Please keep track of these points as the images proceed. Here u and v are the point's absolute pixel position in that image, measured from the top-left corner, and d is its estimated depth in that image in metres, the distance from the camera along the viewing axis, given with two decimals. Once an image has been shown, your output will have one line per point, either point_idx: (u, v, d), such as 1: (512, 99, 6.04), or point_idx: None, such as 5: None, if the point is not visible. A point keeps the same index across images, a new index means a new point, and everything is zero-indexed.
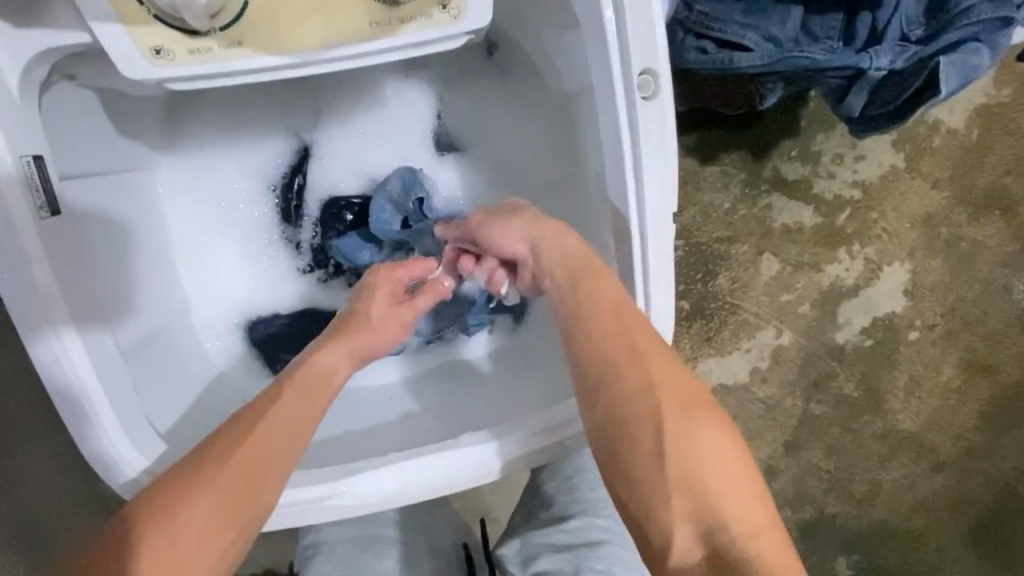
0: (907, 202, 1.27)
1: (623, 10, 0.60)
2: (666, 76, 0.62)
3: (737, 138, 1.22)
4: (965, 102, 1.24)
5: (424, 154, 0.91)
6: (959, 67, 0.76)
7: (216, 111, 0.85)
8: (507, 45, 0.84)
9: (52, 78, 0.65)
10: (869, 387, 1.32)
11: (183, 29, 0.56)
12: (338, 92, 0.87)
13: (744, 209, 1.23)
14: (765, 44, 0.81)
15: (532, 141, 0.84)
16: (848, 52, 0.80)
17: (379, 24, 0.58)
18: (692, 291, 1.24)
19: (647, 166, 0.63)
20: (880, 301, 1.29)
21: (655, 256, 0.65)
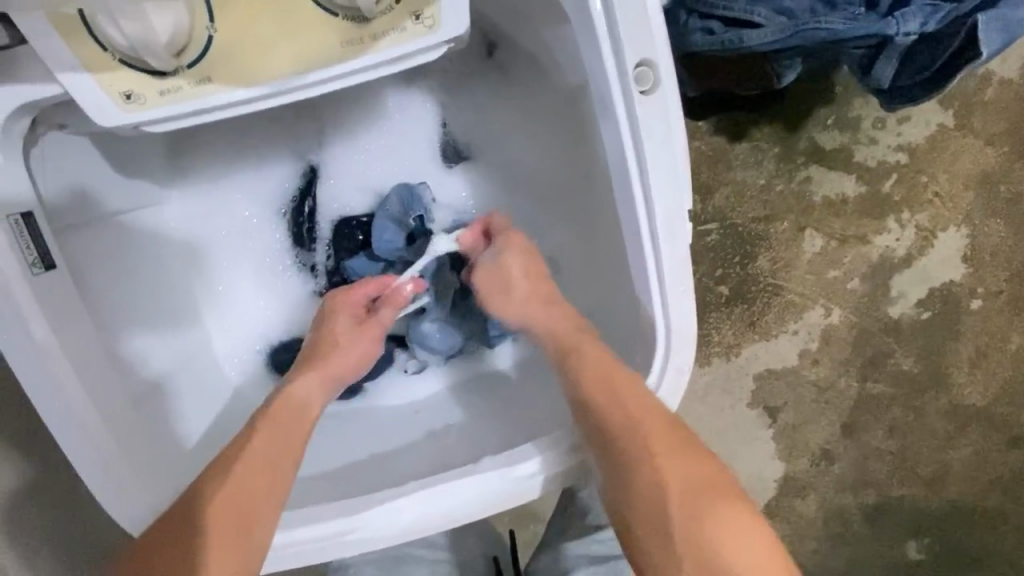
0: (960, 162, 1.18)
1: (613, 5, 0.58)
2: (665, 65, 0.59)
3: (768, 113, 1.15)
4: (1018, 48, 1.15)
5: (431, 166, 0.90)
6: (1000, 24, 0.70)
7: (220, 140, 0.85)
8: (507, 46, 0.81)
9: (41, 129, 0.64)
10: (930, 361, 1.25)
11: (150, 71, 0.54)
12: (347, 110, 0.87)
13: (781, 186, 1.16)
14: (778, 19, 0.75)
15: (540, 147, 0.82)
16: (872, 19, 0.73)
17: (350, 44, 0.56)
18: (730, 276, 1.18)
19: (652, 164, 0.61)
20: (936, 270, 1.21)
21: (669, 257, 0.62)
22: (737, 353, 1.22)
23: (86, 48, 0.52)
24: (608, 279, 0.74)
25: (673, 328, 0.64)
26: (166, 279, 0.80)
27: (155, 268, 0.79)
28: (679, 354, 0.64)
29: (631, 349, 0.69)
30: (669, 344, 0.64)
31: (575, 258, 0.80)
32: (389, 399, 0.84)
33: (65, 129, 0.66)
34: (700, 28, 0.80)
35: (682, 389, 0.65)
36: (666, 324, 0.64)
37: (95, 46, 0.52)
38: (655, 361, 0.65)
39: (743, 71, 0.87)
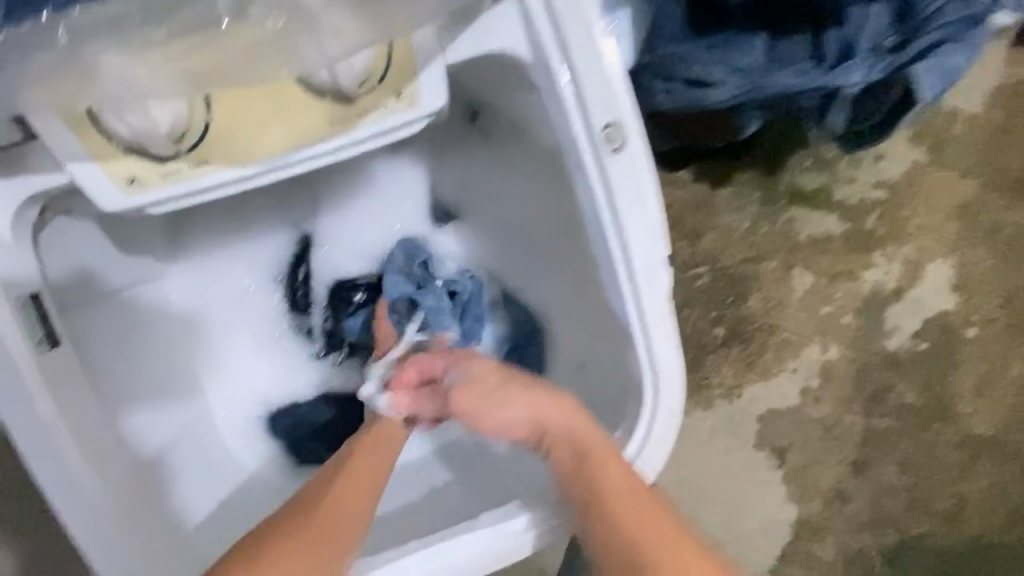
0: (937, 195, 1.21)
1: (580, 73, 0.62)
2: (634, 125, 0.63)
3: (748, 157, 1.17)
4: (978, 85, 1.20)
5: (422, 226, 0.93)
6: (937, 70, 0.75)
7: (216, 215, 0.87)
8: (489, 112, 0.83)
9: (46, 215, 0.67)
10: (933, 393, 1.27)
11: (151, 157, 0.57)
12: (335, 178, 0.90)
13: (767, 228, 1.18)
14: (738, 80, 0.76)
15: (525, 204, 0.84)
16: (819, 72, 0.74)
17: (336, 122, 0.60)
18: (725, 316, 1.19)
19: (629, 216, 0.64)
20: (929, 301, 1.23)
21: (649, 303, 0.65)
22: (739, 394, 1.22)
23: (93, 140, 0.55)
24: (598, 329, 0.75)
25: (659, 368, 0.66)
26: (167, 352, 0.81)
27: (157, 340, 0.81)
28: (668, 395, 0.66)
29: (622, 395, 0.71)
30: (657, 388, 0.67)
31: (567, 308, 0.81)
32: None
33: (71, 214, 0.70)
34: (663, 89, 0.80)
35: (674, 428, 0.68)
36: (653, 367, 0.67)
37: (100, 138, 0.55)
38: (648, 406, 0.67)
39: (715, 125, 0.91)
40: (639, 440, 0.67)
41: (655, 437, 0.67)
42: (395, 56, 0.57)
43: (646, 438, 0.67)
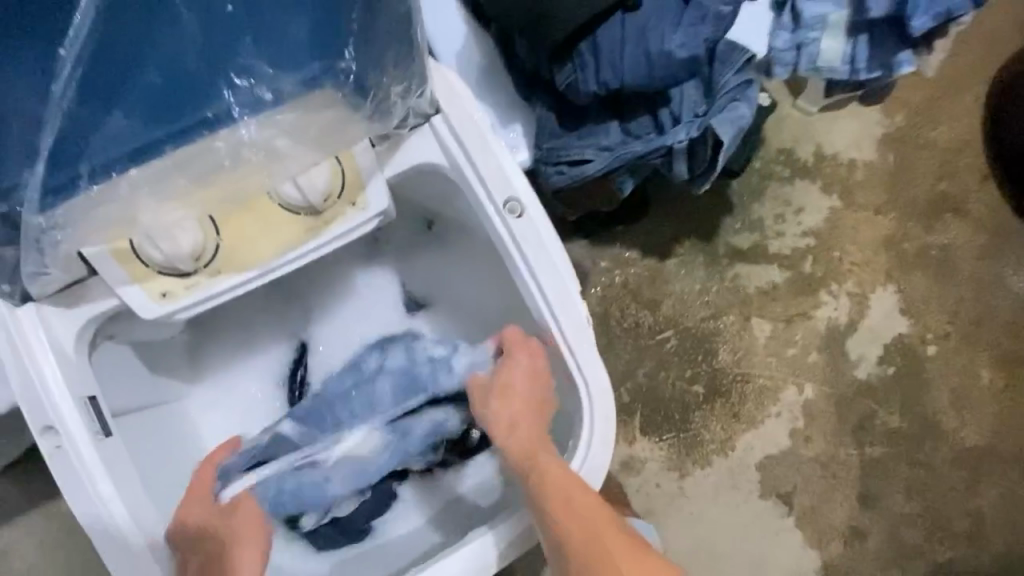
0: (861, 233, 1.34)
1: (476, 163, 0.75)
2: (526, 195, 0.74)
3: (684, 229, 1.29)
4: (868, 136, 1.35)
5: (398, 320, 1.00)
6: (729, 119, 0.82)
7: (225, 334, 0.98)
8: (441, 221, 0.93)
9: (97, 338, 0.77)
10: (915, 414, 1.33)
11: (177, 273, 0.68)
12: (314, 290, 1.00)
13: (717, 287, 1.29)
14: (609, 155, 0.84)
15: (479, 287, 0.93)
16: (657, 136, 0.82)
17: (310, 228, 0.70)
18: (700, 373, 1.28)
19: (536, 260, 0.75)
20: (884, 328, 1.33)
21: (570, 327, 0.75)
22: (733, 446, 1.27)
23: (133, 265, 0.67)
24: (554, 372, 0.83)
25: (591, 387, 0.75)
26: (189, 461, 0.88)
27: (183, 446, 0.88)
28: (602, 407, 0.75)
29: (576, 421, 0.79)
30: (591, 401, 0.75)
31: None
32: (387, 532, 0.89)
33: (115, 338, 0.80)
34: (554, 166, 0.85)
35: (611, 436, 0.76)
36: (586, 385, 0.75)
37: (140, 263, 0.67)
38: (592, 423, 0.75)
39: (601, 192, 0.93)
40: (584, 443, 0.76)
41: (599, 438, 0.75)
42: (346, 168, 0.70)
43: (592, 440, 0.75)
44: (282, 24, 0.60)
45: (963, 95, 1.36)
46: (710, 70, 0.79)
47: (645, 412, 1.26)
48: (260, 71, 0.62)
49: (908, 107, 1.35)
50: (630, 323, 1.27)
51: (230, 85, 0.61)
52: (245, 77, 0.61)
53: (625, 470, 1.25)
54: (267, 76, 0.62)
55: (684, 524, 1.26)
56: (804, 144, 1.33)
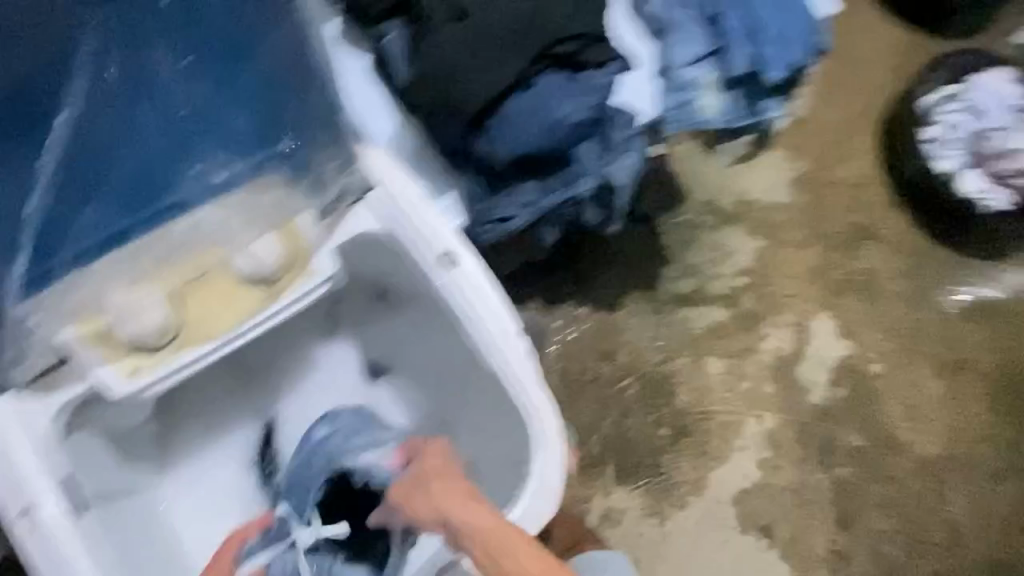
0: (791, 267, 1.45)
1: (408, 222, 0.83)
2: (461, 247, 0.82)
3: (628, 281, 1.38)
4: (781, 179, 1.48)
5: (360, 388, 1.03)
6: (623, 166, 0.89)
7: (194, 415, 0.99)
8: (391, 286, 0.93)
9: (72, 420, 0.83)
10: (873, 430, 1.39)
11: (151, 350, 0.81)
12: (277, 372, 1.02)
13: (667, 332, 1.37)
14: (532, 210, 0.90)
15: (429, 349, 0.95)
16: (564, 188, 0.90)
17: (268, 298, 0.83)
18: (663, 417, 1.33)
19: (471, 299, 0.81)
20: (829, 352, 1.41)
21: (508, 360, 0.81)
22: (706, 485, 1.31)
23: None
24: (500, 412, 0.86)
25: (531, 405, 0.80)
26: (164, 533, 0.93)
27: (162, 520, 0.94)
28: (543, 423, 0.80)
29: (522, 446, 0.84)
30: (534, 421, 0.81)
31: (479, 418, 0.90)
32: None
33: (88, 428, 0.86)
34: (485, 225, 0.92)
35: (561, 452, 0.81)
36: (533, 411, 0.81)
37: None
38: (546, 445, 0.80)
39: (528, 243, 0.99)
40: (535, 460, 0.81)
41: (548, 449, 0.80)
42: (296, 239, 0.85)
43: (539, 449, 0.81)
44: (230, 122, 0.81)
45: (856, 137, 1.53)
46: (605, 131, 0.87)
47: (617, 460, 1.30)
48: (208, 157, 0.82)
49: (810, 152, 1.51)
50: (591, 375, 1.33)
51: (192, 177, 0.82)
52: (195, 161, 0.82)
53: (603, 521, 1.28)
54: (215, 162, 0.83)
55: (670, 569, 1.28)
56: (726, 195, 1.45)
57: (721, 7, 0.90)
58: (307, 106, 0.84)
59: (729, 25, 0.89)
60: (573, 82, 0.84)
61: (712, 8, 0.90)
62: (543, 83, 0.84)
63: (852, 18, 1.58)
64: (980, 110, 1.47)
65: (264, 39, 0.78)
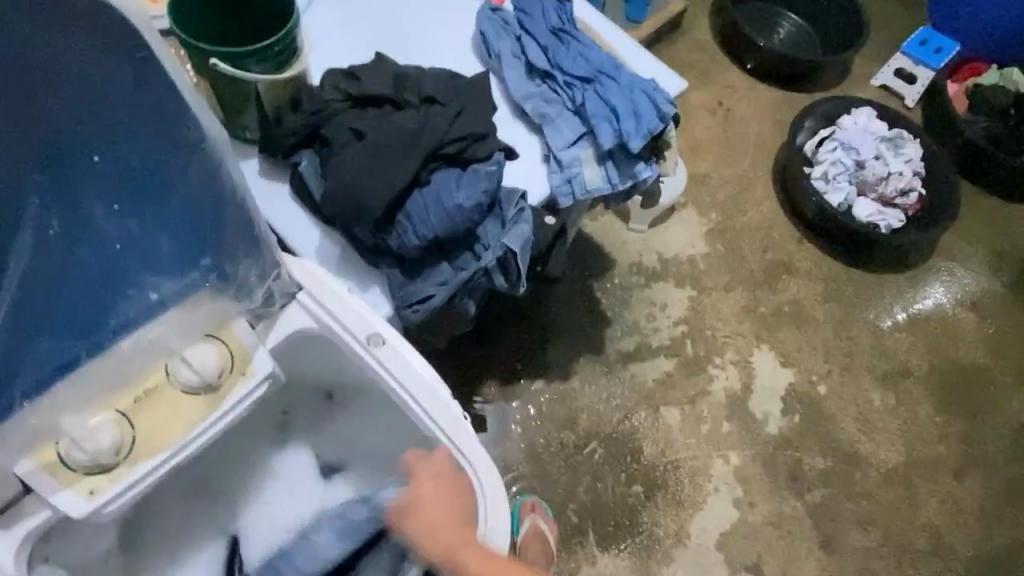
0: (723, 309, 1.55)
1: (327, 309, 0.81)
2: (386, 327, 0.81)
3: (576, 349, 1.45)
4: (696, 233, 1.62)
5: (318, 489, 1.02)
6: (515, 235, 0.83)
7: (163, 536, 0.97)
8: (338, 389, 0.98)
9: (33, 561, 0.77)
10: (835, 450, 1.44)
11: (100, 470, 0.71)
12: (233, 480, 1.00)
13: (621, 390, 1.43)
14: (449, 287, 0.83)
15: (381, 436, 0.97)
16: (466, 262, 0.85)
17: (210, 404, 0.74)
18: (634, 474, 1.36)
19: (401, 375, 0.80)
20: (776, 383, 1.49)
21: (445, 424, 0.80)
22: (688, 534, 1.34)
23: (60, 471, 0.70)
24: None
25: (475, 463, 0.80)
26: None
27: None
28: (489, 481, 0.79)
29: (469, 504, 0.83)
30: (481, 481, 0.79)
31: None
32: None
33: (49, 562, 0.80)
34: (410, 308, 0.83)
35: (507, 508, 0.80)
36: (474, 472, 0.80)
37: (66, 469, 0.70)
38: (490, 506, 0.79)
39: (453, 319, 0.91)
40: (481, 517, 0.79)
41: (494, 507, 0.79)
42: (232, 349, 0.75)
43: (487, 512, 0.79)
44: (160, 245, 0.65)
45: (754, 186, 1.70)
46: (498, 209, 0.84)
47: (597, 526, 1.32)
48: (150, 282, 0.68)
49: (717, 206, 1.66)
50: (557, 445, 1.37)
51: (132, 299, 0.68)
52: (136, 287, 0.67)
53: None
54: (156, 284, 0.68)
55: None
56: (650, 255, 1.57)
57: (580, 97, 0.89)
58: (243, 223, 0.67)
59: (591, 109, 0.88)
60: (469, 172, 0.81)
61: (573, 100, 0.90)
62: (437, 180, 0.81)
63: (726, 87, 1.79)
64: (851, 145, 1.64)
65: (188, 153, 0.58)
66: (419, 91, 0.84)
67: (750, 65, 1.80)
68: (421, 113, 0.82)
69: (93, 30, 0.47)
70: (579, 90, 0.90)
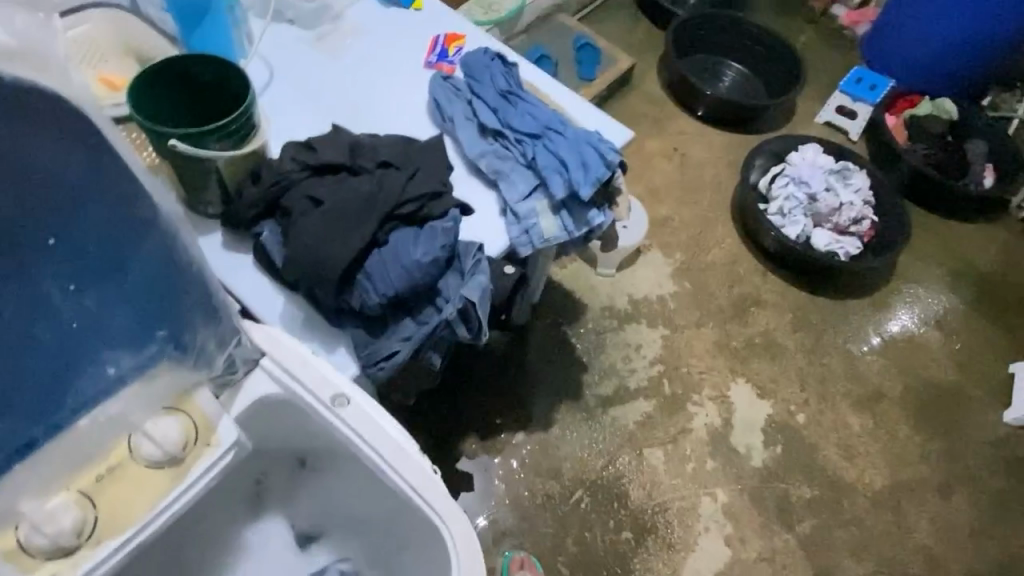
0: (696, 346, 1.57)
1: (291, 373, 0.81)
2: (351, 387, 0.82)
3: (555, 397, 1.45)
4: (663, 273, 1.66)
5: (296, 558, 1.01)
6: (474, 286, 0.86)
7: None
8: (311, 454, 0.95)
9: None
10: (820, 478, 1.45)
11: (60, 554, 0.69)
12: (207, 560, 0.96)
13: (603, 435, 1.43)
14: (413, 342, 0.85)
15: (357, 499, 0.96)
16: (428, 316, 0.86)
17: (174, 477, 0.73)
18: (622, 520, 1.35)
19: (367, 434, 0.80)
20: (755, 415, 1.50)
21: (414, 480, 0.80)
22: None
23: (17, 559, 0.67)
24: (425, 531, 0.84)
25: (446, 516, 0.79)
26: None
27: None
28: (461, 534, 0.79)
29: (444, 562, 0.81)
30: (453, 535, 0.78)
31: (414, 547, 0.89)
32: None
33: None
34: (375, 365, 0.84)
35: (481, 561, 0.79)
36: (446, 527, 0.79)
37: (23, 556, 0.68)
38: (463, 560, 0.78)
39: (419, 372, 0.93)
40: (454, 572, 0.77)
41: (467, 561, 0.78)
42: (193, 416, 0.75)
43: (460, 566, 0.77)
44: (117, 318, 0.64)
45: (715, 225, 1.76)
46: (457, 262, 0.87)
47: None
48: (108, 357, 0.66)
49: (681, 246, 1.71)
50: (542, 497, 1.35)
51: (88, 377, 0.66)
52: (93, 362, 0.66)
53: None
54: (114, 358, 0.67)
55: None
56: (620, 298, 1.60)
57: (531, 152, 0.94)
58: (197, 291, 0.69)
59: (542, 163, 0.92)
60: (425, 230, 0.84)
61: (525, 155, 0.94)
62: (395, 239, 0.83)
63: (679, 133, 1.88)
64: (802, 179, 1.71)
65: (143, 226, 0.60)
66: (375, 157, 0.88)
67: (700, 112, 1.89)
68: (376, 177, 0.85)
69: (45, 119, 0.48)
70: (529, 146, 0.94)
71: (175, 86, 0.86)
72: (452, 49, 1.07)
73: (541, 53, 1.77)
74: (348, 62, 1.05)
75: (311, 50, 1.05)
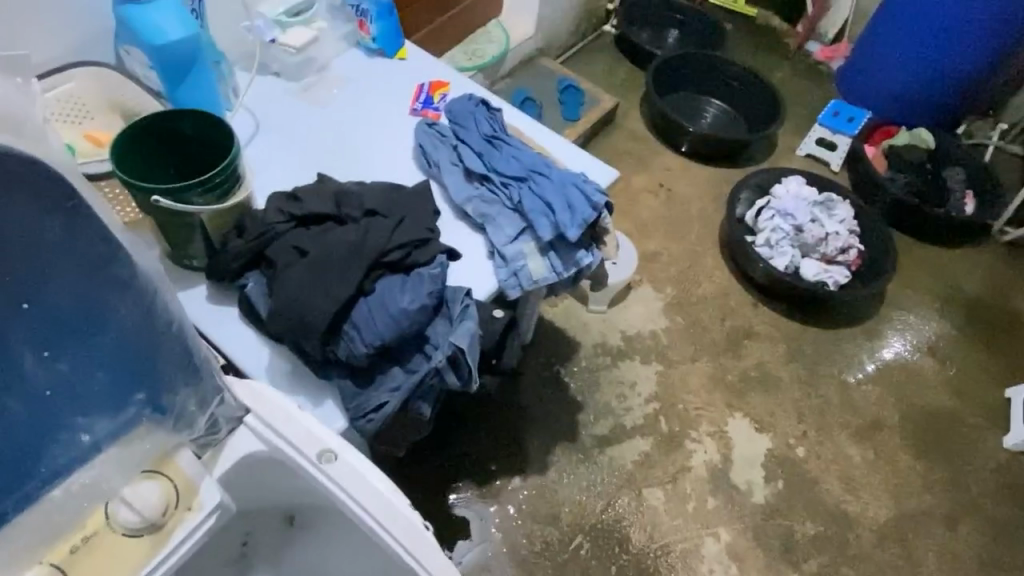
0: (692, 381, 1.56)
1: (277, 430, 0.79)
2: (338, 442, 0.80)
3: (550, 439, 1.42)
4: (655, 309, 1.65)
5: None
6: (462, 333, 0.85)
7: None
8: (301, 509, 0.94)
9: None
10: (824, 513, 1.42)
11: None
12: None
13: (601, 477, 1.40)
14: (402, 392, 0.83)
15: (347, 558, 0.93)
16: (416, 365, 0.85)
17: (153, 544, 0.71)
18: (624, 565, 1.32)
19: (355, 492, 0.78)
20: (755, 450, 1.48)
21: (404, 538, 0.77)
22: None
23: None
24: None
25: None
26: None
27: None
28: None
29: None
30: None
31: None
32: None
33: None
34: (364, 418, 0.83)
35: None
36: None
37: None
38: None
39: (411, 422, 0.91)
40: None
41: None
42: (175, 480, 0.73)
43: None
44: (93, 381, 0.62)
45: (704, 258, 1.76)
46: (445, 307, 0.86)
47: None
48: (82, 423, 0.64)
49: (671, 281, 1.71)
50: (541, 544, 1.31)
51: (61, 445, 0.64)
52: (67, 430, 0.63)
53: None
54: (89, 423, 0.65)
55: None
56: (613, 335, 1.59)
57: (518, 195, 0.94)
58: (177, 350, 0.67)
59: (528, 206, 0.92)
60: (412, 277, 0.83)
61: (512, 199, 0.95)
62: (382, 287, 0.82)
63: (665, 170, 1.90)
64: (787, 211, 1.72)
65: (120, 289, 0.58)
66: (361, 206, 0.88)
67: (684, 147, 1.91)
68: (362, 225, 0.85)
69: (15, 185, 0.48)
70: (515, 189, 0.94)
71: (160, 145, 0.86)
72: (437, 96, 1.08)
73: (526, 96, 1.81)
74: (334, 112, 1.06)
75: (296, 101, 1.07)
